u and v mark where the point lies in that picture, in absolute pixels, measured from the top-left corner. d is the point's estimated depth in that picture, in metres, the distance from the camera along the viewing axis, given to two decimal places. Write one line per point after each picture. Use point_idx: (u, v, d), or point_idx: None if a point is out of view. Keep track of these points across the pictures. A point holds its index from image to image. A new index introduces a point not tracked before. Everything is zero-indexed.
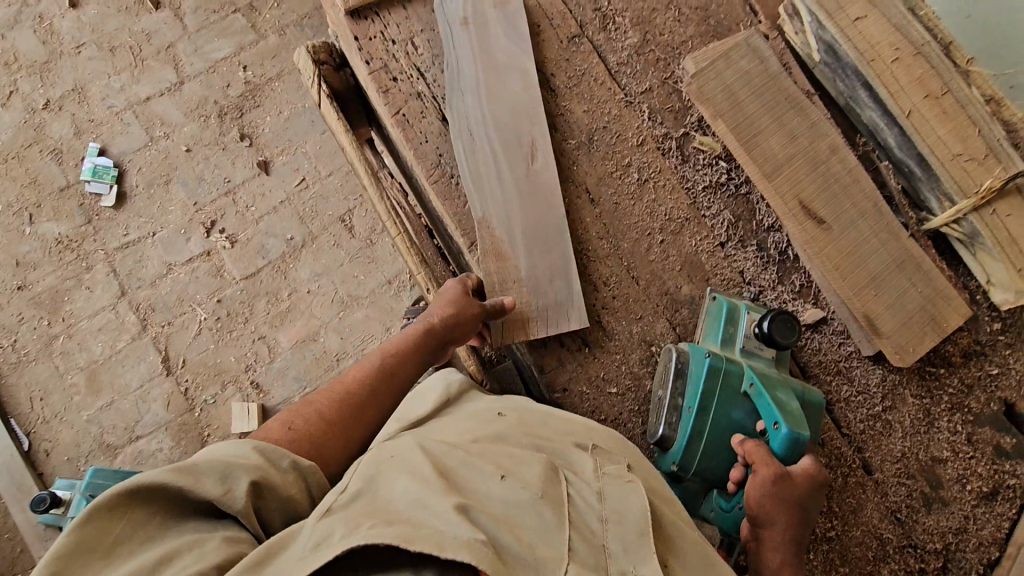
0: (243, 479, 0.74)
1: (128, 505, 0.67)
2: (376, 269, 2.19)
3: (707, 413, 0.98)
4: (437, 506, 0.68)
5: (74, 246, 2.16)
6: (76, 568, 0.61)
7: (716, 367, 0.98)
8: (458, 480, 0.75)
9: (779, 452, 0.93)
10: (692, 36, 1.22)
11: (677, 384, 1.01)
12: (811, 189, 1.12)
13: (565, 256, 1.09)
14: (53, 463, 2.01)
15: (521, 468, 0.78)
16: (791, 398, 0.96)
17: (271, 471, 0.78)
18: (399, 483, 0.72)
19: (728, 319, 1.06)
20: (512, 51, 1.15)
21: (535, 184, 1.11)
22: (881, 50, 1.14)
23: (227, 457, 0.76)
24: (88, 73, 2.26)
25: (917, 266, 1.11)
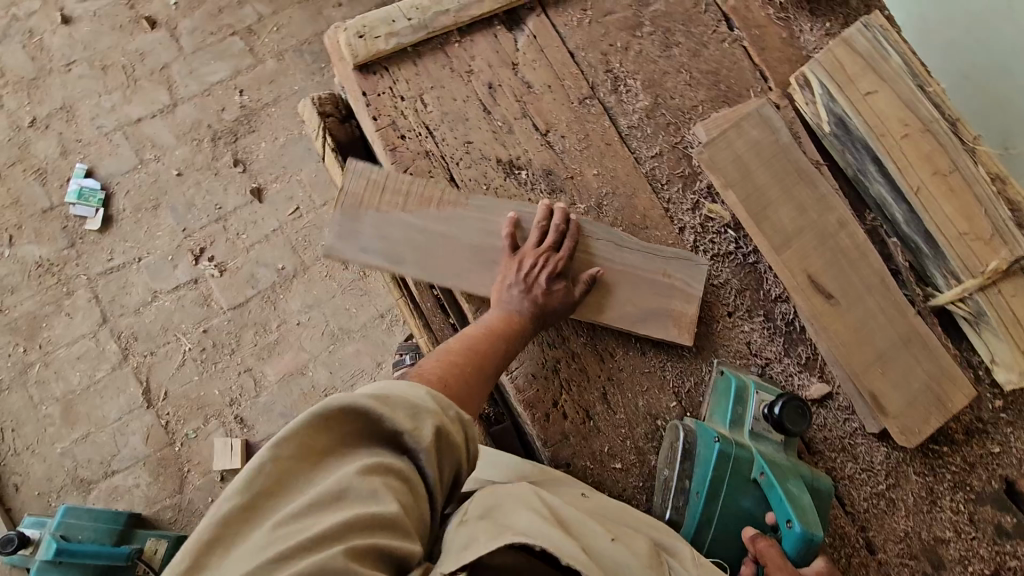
0: (429, 422, 0.70)
1: (333, 422, 0.67)
2: (369, 302, 2.14)
3: (716, 499, 0.99)
4: (557, 539, 0.71)
5: (55, 270, 2.09)
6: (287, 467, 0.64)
7: (724, 454, 0.99)
8: (570, 527, 0.77)
9: (791, 552, 0.93)
10: (702, 100, 1.21)
11: (686, 466, 1.02)
12: (819, 262, 1.11)
13: (393, 252, 1.04)
14: (23, 499, 1.92)
15: (627, 539, 0.81)
16: (804, 492, 0.97)
17: (446, 421, 0.72)
18: (524, 516, 0.75)
19: (738, 398, 1.05)
20: (649, 287, 1.09)
21: (453, 262, 1.05)
22: (891, 126, 1.14)
23: (399, 394, 0.71)
24: (77, 92, 2.20)
25: (923, 343, 1.11)
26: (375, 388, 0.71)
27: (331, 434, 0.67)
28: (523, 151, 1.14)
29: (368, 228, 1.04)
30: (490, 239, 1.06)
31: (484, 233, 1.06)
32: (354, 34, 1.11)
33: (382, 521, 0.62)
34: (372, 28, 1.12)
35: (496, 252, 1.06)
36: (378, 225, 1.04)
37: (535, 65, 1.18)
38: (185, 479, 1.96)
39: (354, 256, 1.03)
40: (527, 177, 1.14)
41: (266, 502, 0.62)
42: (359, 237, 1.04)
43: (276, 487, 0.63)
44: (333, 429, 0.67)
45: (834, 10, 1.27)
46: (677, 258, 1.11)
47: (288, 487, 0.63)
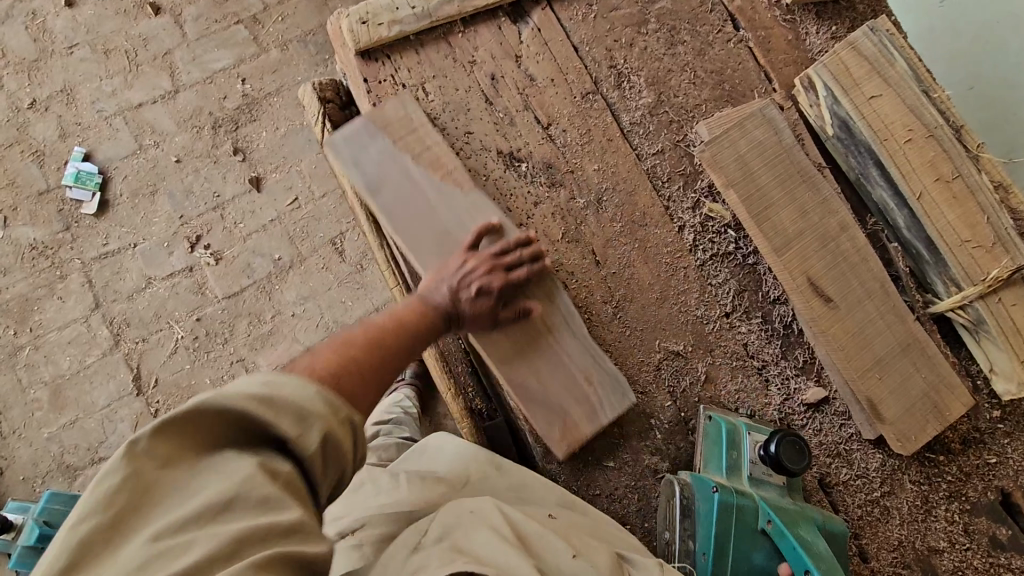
0: (316, 429, 0.64)
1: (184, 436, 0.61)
2: (365, 295, 2.13)
3: (726, 559, 0.97)
4: (508, 556, 0.70)
5: (49, 253, 2.07)
6: (152, 481, 0.58)
7: (726, 507, 0.97)
8: (527, 541, 0.76)
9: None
10: (706, 99, 1.20)
11: (688, 526, 0.98)
12: (819, 265, 1.10)
13: (377, 176, 1.03)
14: (8, 483, 1.90)
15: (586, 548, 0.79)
16: (818, 541, 0.95)
17: (337, 424, 0.66)
18: (482, 537, 0.74)
19: (731, 443, 1.03)
20: (565, 383, 1.01)
21: (405, 224, 1.02)
22: (895, 130, 1.13)
23: (269, 392, 0.64)
24: (78, 75, 2.19)
25: (922, 351, 1.10)
26: (260, 383, 0.65)
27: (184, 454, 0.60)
28: (524, 144, 1.13)
29: (371, 148, 1.05)
30: (454, 232, 1.03)
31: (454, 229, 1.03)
32: (356, 20, 1.10)
33: (275, 527, 0.58)
34: (376, 14, 1.11)
35: (457, 249, 1.01)
36: (384, 154, 1.05)
37: (539, 58, 1.17)
38: None
39: (345, 162, 1.03)
40: (528, 170, 1.13)
41: (119, 532, 0.55)
42: (363, 148, 1.04)
43: (122, 518, 0.56)
44: (186, 446, 0.60)
45: (840, 13, 1.27)
46: (611, 375, 1.02)
47: (141, 515, 0.56)
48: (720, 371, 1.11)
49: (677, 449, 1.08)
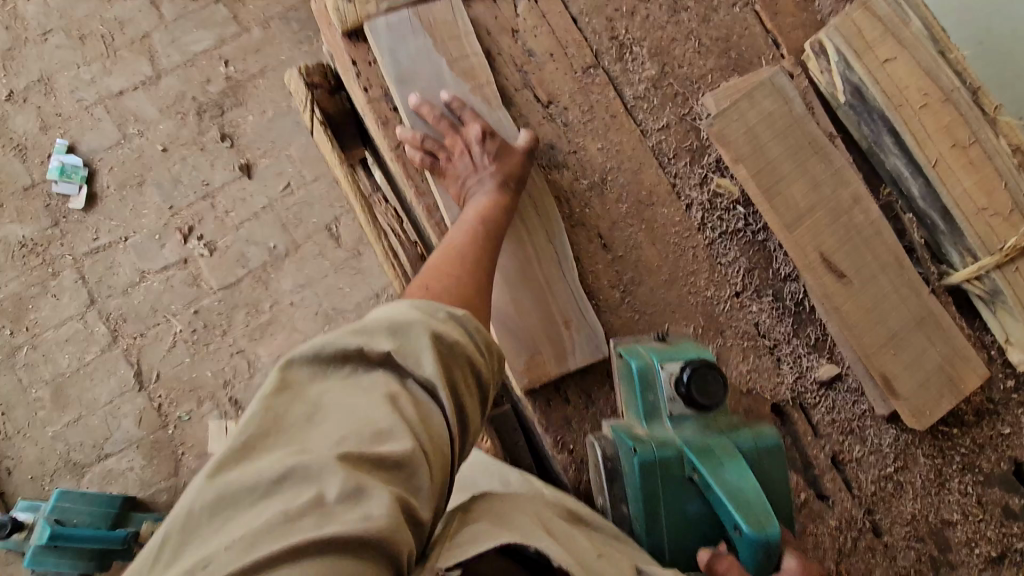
0: (417, 334, 0.67)
1: (321, 366, 0.65)
2: (362, 281, 2.09)
3: (659, 523, 0.85)
4: (537, 535, 0.65)
5: (39, 251, 2.02)
6: (285, 412, 0.61)
7: (647, 465, 0.84)
8: (556, 533, 0.70)
9: (753, 566, 0.77)
10: (712, 69, 1.15)
11: (618, 488, 0.90)
12: (832, 240, 1.07)
13: (409, 73, 1.02)
14: (17, 482, 1.89)
15: (608, 550, 0.73)
16: (748, 483, 0.79)
17: (435, 324, 0.69)
18: (513, 515, 0.69)
19: (645, 384, 0.89)
20: (545, 320, 1.01)
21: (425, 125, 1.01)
22: (910, 96, 1.08)
23: (395, 318, 0.69)
24: (55, 63, 2.11)
25: (936, 324, 1.07)
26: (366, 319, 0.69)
27: (324, 381, 0.64)
28: (523, 124, 1.09)
29: (410, 45, 1.03)
30: None
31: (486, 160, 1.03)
32: None
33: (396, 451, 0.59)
34: None
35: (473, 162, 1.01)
36: (421, 53, 1.03)
37: (536, 31, 1.11)
38: (180, 461, 1.94)
39: (381, 50, 1.02)
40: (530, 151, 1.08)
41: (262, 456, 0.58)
42: (402, 43, 1.03)
43: (268, 434, 0.59)
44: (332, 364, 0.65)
45: None
46: (589, 325, 1.02)
47: (283, 434, 0.59)
48: (732, 352, 1.08)
49: None
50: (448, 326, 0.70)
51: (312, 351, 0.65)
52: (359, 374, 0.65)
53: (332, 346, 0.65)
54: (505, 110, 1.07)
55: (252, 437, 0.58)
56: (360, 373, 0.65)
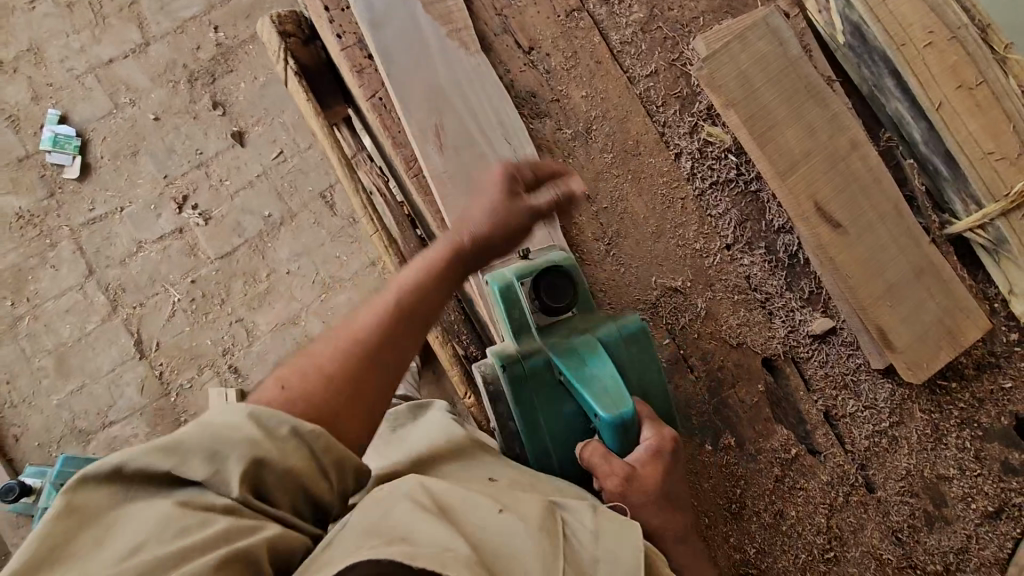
0: (236, 459, 0.57)
1: (119, 486, 0.55)
2: (359, 249, 2.08)
3: (539, 430, 0.86)
4: (432, 528, 0.57)
5: (36, 222, 2.03)
6: (69, 541, 0.50)
7: (518, 378, 0.86)
8: (447, 511, 0.62)
9: (614, 446, 0.81)
10: (704, 11, 1.10)
11: (502, 407, 0.90)
12: (827, 188, 1.02)
13: (381, 15, 0.99)
14: (24, 449, 1.92)
15: (515, 502, 0.66)
16: (603, 370, 0.82)
17: (272, 445, 0.59)
18: (401, 510, 0.60)
19: (507, 301, 0.88)
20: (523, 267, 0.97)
21: (399, 68, 0.98)
22: (913, 33, 1.02)
23: (222, 428, 0.58)
24: (44, 32, 2.08)
25: (936, 274, 1.03)
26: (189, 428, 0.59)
27: (126, 501, 0.54)
28: (504, 72, 1.05)
29: None
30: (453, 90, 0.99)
31: (471, 117, 0.99)
32: None
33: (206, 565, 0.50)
34: None
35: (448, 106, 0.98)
36: None
37: None
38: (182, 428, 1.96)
39: None
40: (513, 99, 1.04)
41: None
42: None
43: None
44: (135, 485, 0.55)
45: None
46: None
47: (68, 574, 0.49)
48: (721, 306, 1.05)
49: (678, 389, 1.03)
50: (286, 445, 0.60)
51: (111, 468, 0.55)
52: (167, 496, 0.56)
53: (138, 462, 0.55)
54: (485, 57, 1.03)
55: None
56: (169, 496, 0.56)
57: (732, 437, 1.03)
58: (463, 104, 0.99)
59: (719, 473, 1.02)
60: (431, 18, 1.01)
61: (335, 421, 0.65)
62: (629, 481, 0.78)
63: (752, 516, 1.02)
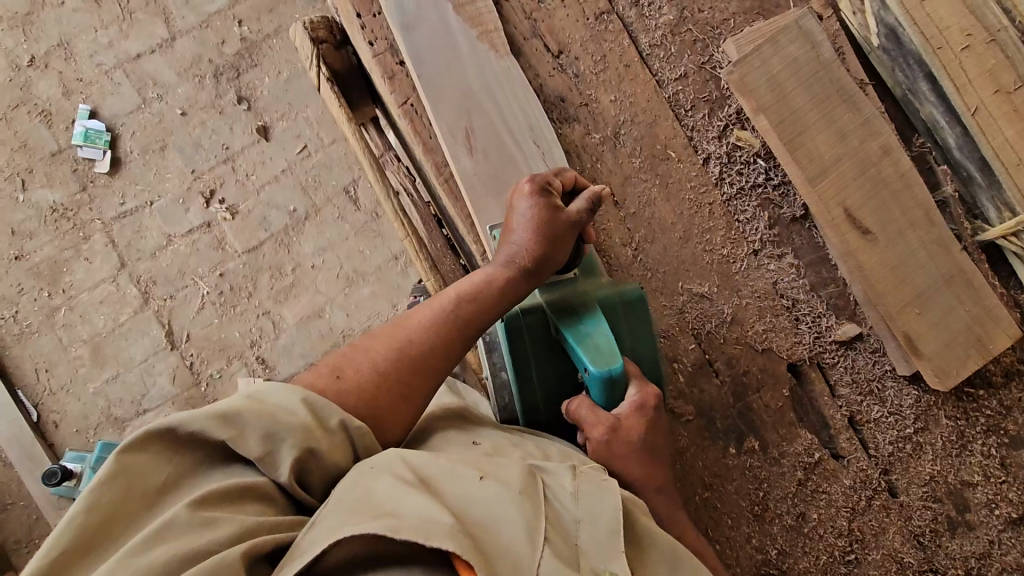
0: (285, 444, 0.62)
1: (169, 449, 0.59)
2: (382, 244, 2.11)
3: (531, 383, 0.90)
4: (415, 499, 0.58)
5: (70, 215, 2.08)
6: (120, 499, 0.54)
7: (513, 327, 0.88)
8: (430, 483, 0.63)
9: (601, 400, 0.83)
10: (736, 12, 1.08)
11: (497, 358, 0.94)
12: (858, 195, 1.02)
13: (412, 17, 0.99)
14: (63, 435, 2.00)
15: (497, 470, 0.67)
16: (599, 329, 0.83)
17: (320, 433, 0.64)
18: (382, 485, 0.60)
19: None
20: None
21: (430, 69, 0.98)
22: (951, 36, 1.01)
23: (278, 411, 0.63)
24: (73, 27, 2.12)
25: (968, 282, 1.03)
26: (245, 398, 0.63)
27: (172, 466, 0.58)
28: (534, 76, 1.05)
29: None
30: (483, 94, 1.00)
31: (503, 124, 0.99)
32: None
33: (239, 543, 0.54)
34: None
35: (479, 110, 0.99)
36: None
37: None
38: None
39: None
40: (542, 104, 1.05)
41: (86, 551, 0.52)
42: None
43: (100, 535, 0.52)
44: (183, 450, 0.59)
45: None
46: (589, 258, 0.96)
47: (123, 531, 0.54)
48: (748, 312, 1.05)
49: (703, 392, 1.04)
50: (334, 435, 0.65)
51: (167, 430, 0.59)
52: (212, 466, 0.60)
53: (190, 427, 0.59)
54: (515, 61, 1.03)
55: (81, 539, 0.51)
56: (213, 466, 0.60)
57: (754, 440, 1.04)
58: (494, 109, 0.99)
59: (742, 476, 1.04)
60: (462, 22, 1.01)
61: (382, 419, 0.72)
62: (621, 443, 0.81)
63: (774, 519, 1.03)
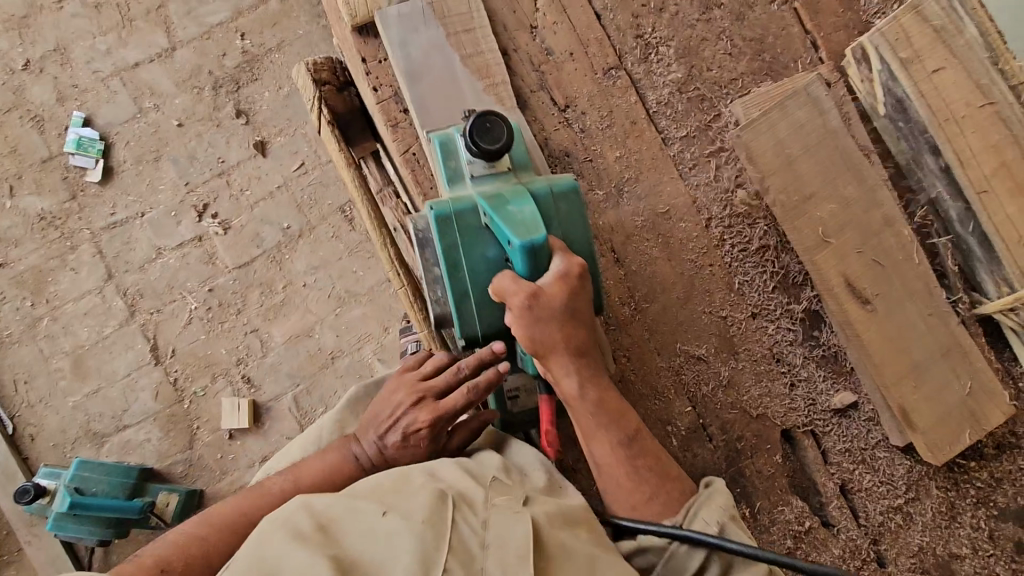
0: None
1: None
2: (376, 265, 2.07)
3: (460, 270, 0.86)
4: (297, 557, 0.60)
5: (58, 224, 2.04)
6: None
7: (443, 215, 0.85)
8: (326, 532, 0.65)
9: (524, 271, 0.82)
10: (744, 72, 1.08)
11: (429, 255, 0.90)
12: (859, 265, 1.01)
13: (420, 66, 0.98)
14: (39, 449, 1.95)
15: (402, 504, 0.68)
16: (524, 208, 0.82)
17: None
18: (276, 542, 0.63)
19: (446, 153, 0.91)
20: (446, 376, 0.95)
21: (437, 118, 0.97)
22: (956, 110, 1.01)
23: None
24: (71, 32, 2.08)
25: (963, 354, 1.02)
26: None
27: None
28: (538, 129, 1.04)
29: (422, 37, 0.99)
30: None
31: None
32: None
33: None
34: None
35: None
36: (435, 46, 0.99)
37: (556, 28, 1.06)
38: (195, 435, 1.97)
39: (393, 43, 0.98)
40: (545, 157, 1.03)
41: None
42: (413, 34, 0.98)
43: None
44: None
45: None
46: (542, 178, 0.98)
47: None
48: (744, 376, 1.04)
49: (696, 457, 1.03)
50: None
51: None
52: None
53: None
54: (521, 113, 1.02)
55: None
56: None
57: (745, 505, 1.03)
58: None
59: None
60: (469, 73, 1.00)
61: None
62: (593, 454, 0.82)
63: None
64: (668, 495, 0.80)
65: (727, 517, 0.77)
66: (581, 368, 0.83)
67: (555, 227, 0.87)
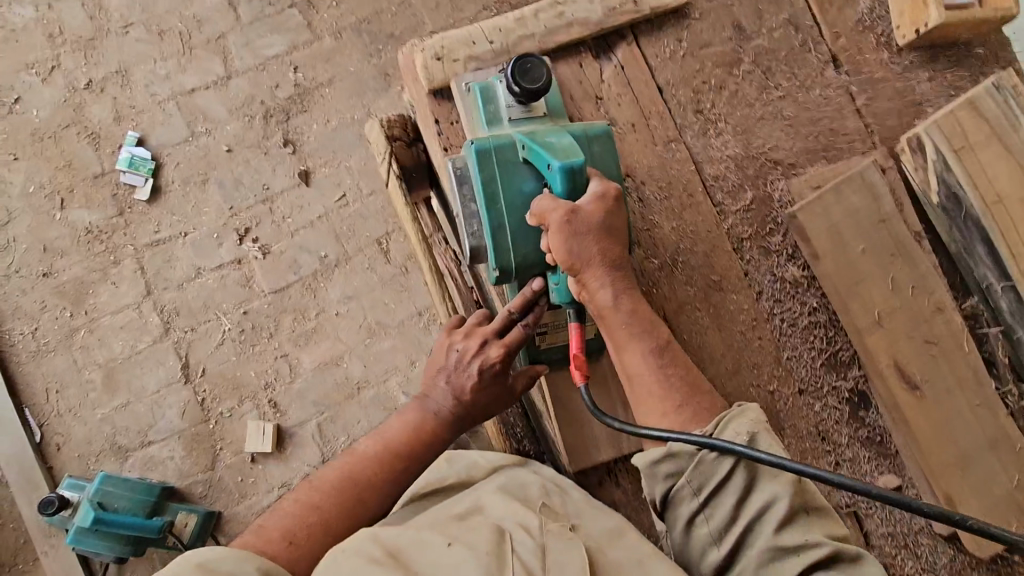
0: None
1: None
2: (408, 299, 2.10)
3: (497, 202, 0.90)
4: None
5: (103, 238, 2.07)
6: None
7: (484, 148, 0.90)
8: (398, 559, 0.68)
9: (562, 194, 0.86)
10: (799, 153, 1.11)
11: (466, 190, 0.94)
12: (908, 350, 1.03)
13: None
14: (64, 459, 1.96)
15: (464, 535, 0.72)
16: (562, 139, 0.89)
17: None
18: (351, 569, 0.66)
19: (486, 99, 0.99)
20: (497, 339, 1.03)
21: None
22: (1008, 203, 1.03)
23: None
24: (132, 56, 2.15)
25: (1013, 446, 1.01)
26: None
27: None
28: None
29: None
30: None
31: None
32: (431, 56, 1.05)
33: None
34: (452, 49, 1.05)
35: None
36: None
37: (620, 100, 1.10)
38: (217, 456, 1.98)
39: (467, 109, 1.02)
40: None
41: None
42: None
43: None
44: None
45: (959, 62, 1.14)
46: None
47: None
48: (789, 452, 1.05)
49: None
50: None
51: None
52: None
53: None
54: None
55: None
56: None
57: None
58: None
59: None
60: None
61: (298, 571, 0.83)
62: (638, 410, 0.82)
63: None
64: (699, 405, 0.83)
65: (757, 426, 0.78)
66: (615, 282, 0.85)
67: (590, 163, 0.93)
